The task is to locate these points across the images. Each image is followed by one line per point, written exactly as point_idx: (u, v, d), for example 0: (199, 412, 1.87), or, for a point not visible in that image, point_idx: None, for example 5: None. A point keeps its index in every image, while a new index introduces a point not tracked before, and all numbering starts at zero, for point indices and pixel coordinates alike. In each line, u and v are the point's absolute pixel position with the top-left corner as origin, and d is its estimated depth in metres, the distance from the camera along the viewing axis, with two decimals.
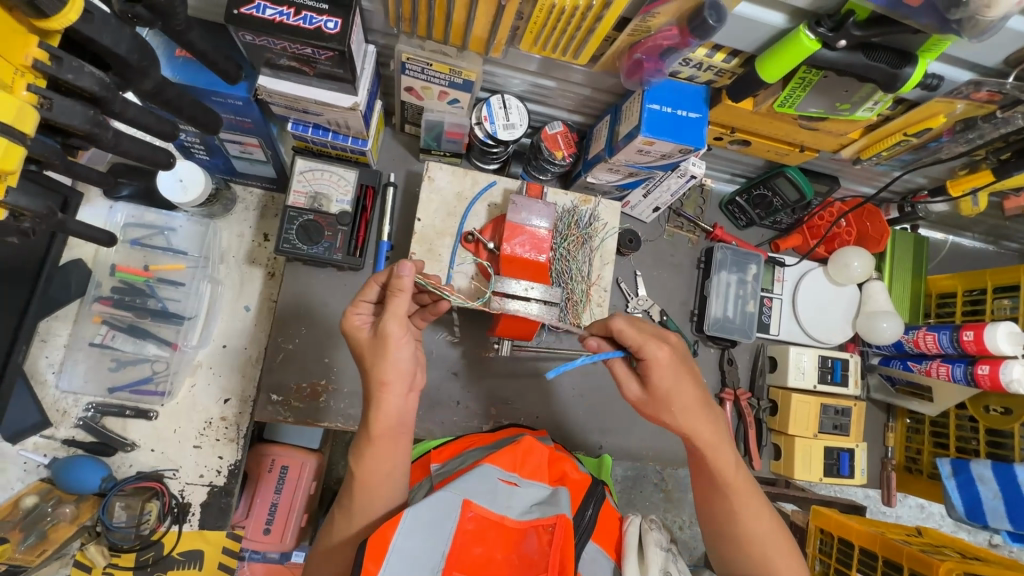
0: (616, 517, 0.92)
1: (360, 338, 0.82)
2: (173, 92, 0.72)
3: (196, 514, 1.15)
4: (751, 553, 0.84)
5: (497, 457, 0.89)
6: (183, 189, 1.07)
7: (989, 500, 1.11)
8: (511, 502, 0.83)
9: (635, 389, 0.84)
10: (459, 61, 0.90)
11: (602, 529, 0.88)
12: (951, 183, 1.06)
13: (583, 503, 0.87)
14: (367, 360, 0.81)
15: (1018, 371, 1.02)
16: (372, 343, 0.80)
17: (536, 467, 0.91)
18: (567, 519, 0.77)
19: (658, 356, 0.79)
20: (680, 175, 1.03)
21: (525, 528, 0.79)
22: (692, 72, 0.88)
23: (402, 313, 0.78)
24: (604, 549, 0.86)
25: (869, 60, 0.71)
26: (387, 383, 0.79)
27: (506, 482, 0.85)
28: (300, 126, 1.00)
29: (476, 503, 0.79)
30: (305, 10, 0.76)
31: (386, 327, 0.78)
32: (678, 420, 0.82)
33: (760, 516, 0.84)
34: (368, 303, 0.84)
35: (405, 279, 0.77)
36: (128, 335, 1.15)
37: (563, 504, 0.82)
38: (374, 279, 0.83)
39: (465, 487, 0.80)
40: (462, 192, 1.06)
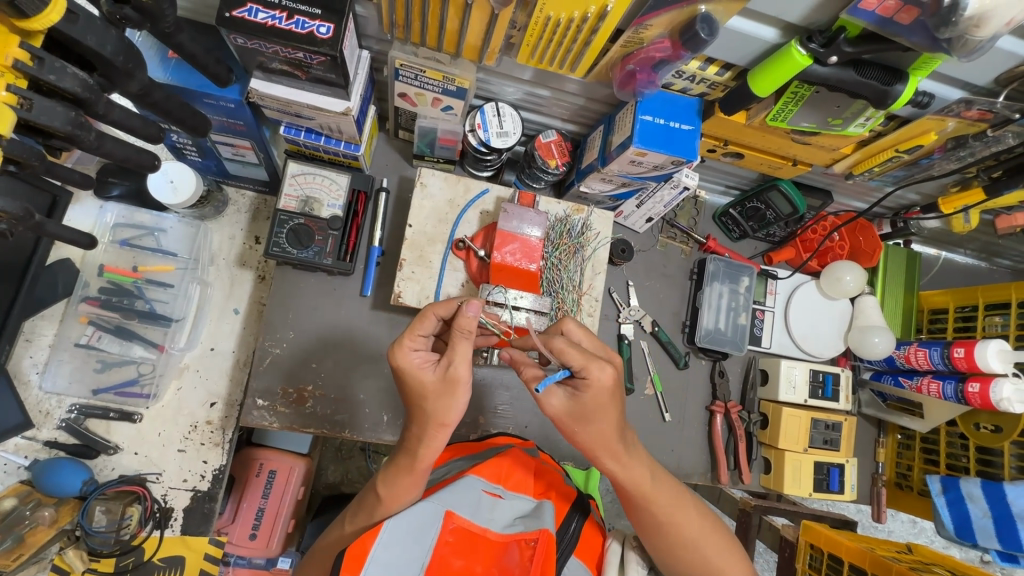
0: (599, 533, 0.91)
1: (418, 381, 0.73)
2: (161, 93, 0.72)
3: (179, 519, 1.14)
4: (696, 556, 0.83)
5: (483, 468, 0.88)
6: (174, 190, 1.06)
7: (979, 520, 1.09)
8: (494, 515, 0.82)
9: (559, 402, 0.74)
10: (452, 68, 0.90)
11: (585, 545, 0.87)
12: (942, 199, 1.06)
13: (568, 515, 0.87)
14: (428, 402, 0.73)
15: (1008, 390, 1.02)
16: (438, 386, 0.73)
17: (521, 481, 0.89)
18: (549, 534, 0.76)
19: (602, 377, 0.70)
20: (673, 186, 1.03)
21: (507, 541, 0.79)
22: (685, 84, 0.88)
23: (470, 355, 0.73)
24: (586, 565, 0.85)
25: (860, 77, 0.71)
26: (447, 425, 0.74)
27: (490, 494, 0.84)
28: (292, 129, 1.00)
29: (459, 515, 0.79)
30: (297, 14, 0.76)
31: (458, 370, 0.72)
32: (598, 430, 0.74)
33: (691, 518, 0.82)
34: (422, 337, 0.75)
35: (469, 319, 0.71)
36: (115, 336, 1.14)
37: (546, 518, 0.80)
38: (431, 313, 0.75)
39: (448, 499, 0.80)
40: (454, 200, 1.05)
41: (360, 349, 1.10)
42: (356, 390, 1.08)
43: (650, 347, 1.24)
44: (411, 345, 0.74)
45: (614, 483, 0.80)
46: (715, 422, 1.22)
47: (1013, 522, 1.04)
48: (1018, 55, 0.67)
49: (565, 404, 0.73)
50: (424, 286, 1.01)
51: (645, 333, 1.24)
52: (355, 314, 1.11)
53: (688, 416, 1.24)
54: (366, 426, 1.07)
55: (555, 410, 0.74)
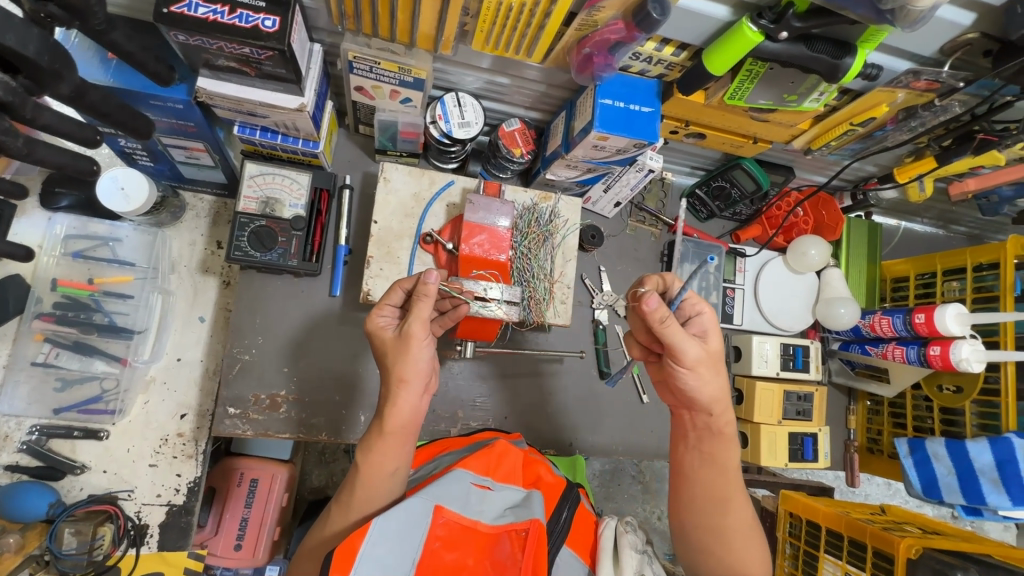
0: (591, 521, 0.93)
1: (382, 339, 0.82)
2: (98, 95, 0.68)
3: (155, 535, 1.11)
4: (728, 545, 0.85)
5: (471, 461, 0.88)
6: (125, 197, 1.02)
7: (944, 477, 1.10)
8: (484, 507, 0.83)
9: (697, 351, 0.80)
10: (407, 59, 0.87)
11: (577, 534, 0.89)
12: (897, 169, 1.07)
13: (558, 505, 0.88)
14: (389, 358, 0.81)
15: (967, 350, 1.06)
16: (395, 345, 0.80)
17: (510, 472, 0.90)
18: (540, 524, 0.77)
19: (708, 319, 0.85)
20: (638, 169, 1.05)
21: (498, 533, 0.79)
22: (643, 66, 0.88)
23: (426, 315, 0.79)
24: (579, 555, 0.86)
25: (811, 52, 0.71)
26: (406, 381, 0.80)
27: (479, 486, 0.84)
28: (246, 129, 0.97)
29: (448, 509, 0.79)
30: (240, 8, 0.73)
31: (409, 328, 0.79)
32: (718, 380, 0.84)
33: (741, 507, 0.86)
34: (394, 306, 0.85)
35: (429, 284, 0.77)
36: (73, 352, 1.09)
37: (537, 508, 0.81)
38: (399, 285, 0.84)
39: (437, 492, 0.79)
40: (420, 193, 1.04)
41: (332, 350, 1.08)
42: (331, 392, 1.07)
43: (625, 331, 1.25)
44: (382, 311, 0.85)
45: (713, 445, 0.87)
46: None
47: (975, 478, 1.06)
48: (961, 24, 0.69)
49: (701, 352, 0.81)
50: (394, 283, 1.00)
51: (620, 317, 1.25)
52: (325, 316, 1.08)
53: None
54: (343, 427, 1.06)
55: (695, 356, 0.80)
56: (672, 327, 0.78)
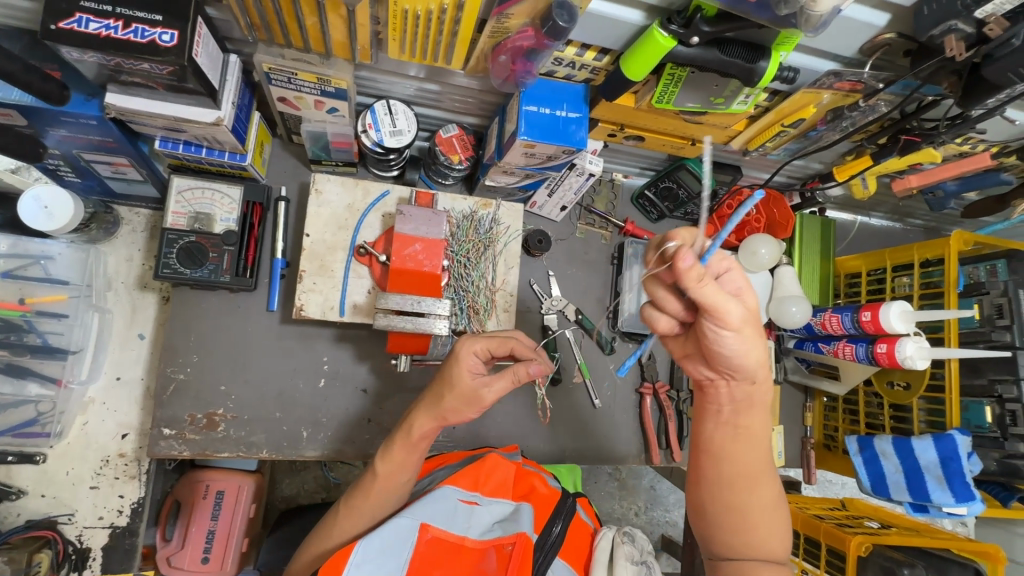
0: (587, 531, 0.92)
1: (462, 375, 0.78)
2: None
3: (98, 558, 1.10)
4: (750, 527, 0.73)
5: (459, 478, 0.88)
6: (48, 216, 0.99)
7: (892, 474, 1.10)
8: (472, 522, 0.83)
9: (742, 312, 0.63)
10: (326, 69, 0.84)
11: (571, 545, 0.88)
12: (837, 167, 1.06)
13: (551, 518, 0.87)
14: (449, 397, 0.79)
15: (912, 347, 1.05)
16: (464, 394, 0.79)
17: (499, 484, 0.90)
18: (526, 539, 0.78)
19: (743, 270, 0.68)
20: (578, 173, 1.05)
21: (485, 547, 0.80)
22: (568, 71, 0.86)
23: (500, 395, 0.80)
24: (571, 564, 0.86)
25: (724, 56, 0.70)
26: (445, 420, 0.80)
27: (466, 502, 0.85)
28: (169, 143, 0.94)
29: (434, 526, 0.79)
30: (135, 22, 0.70)
31: (485, 394, 0.79)
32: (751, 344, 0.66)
33: (769, 485, 0.74)
34: (488, 349, 0.82)
35: (528, 372, 0.78)
36: (4, 376, 1.03)
37: (524, 522, 0.82)
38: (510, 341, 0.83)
39: (423, 511, 0.80)
40: (354, 204, 1.01)
41: (271, 366, 1.06)
42: (272, 408, 1.05)
43: (576, 336, 1.24)
44: (475, 349, 0.81)
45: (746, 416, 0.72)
46: (645, 403, 1.24)
47: (921, 475, 1.06)
48: (874, 25, 0.67)
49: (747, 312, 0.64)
50: (328, 297, 0.98)
51: (570, 322, 1.24)
52: (262, 331, 1.06)
53: (619, 400, 1.25)
54: (284, 444, 1.04)
55: (740, 315, 0.63)
56: (707, 287, 0.60)
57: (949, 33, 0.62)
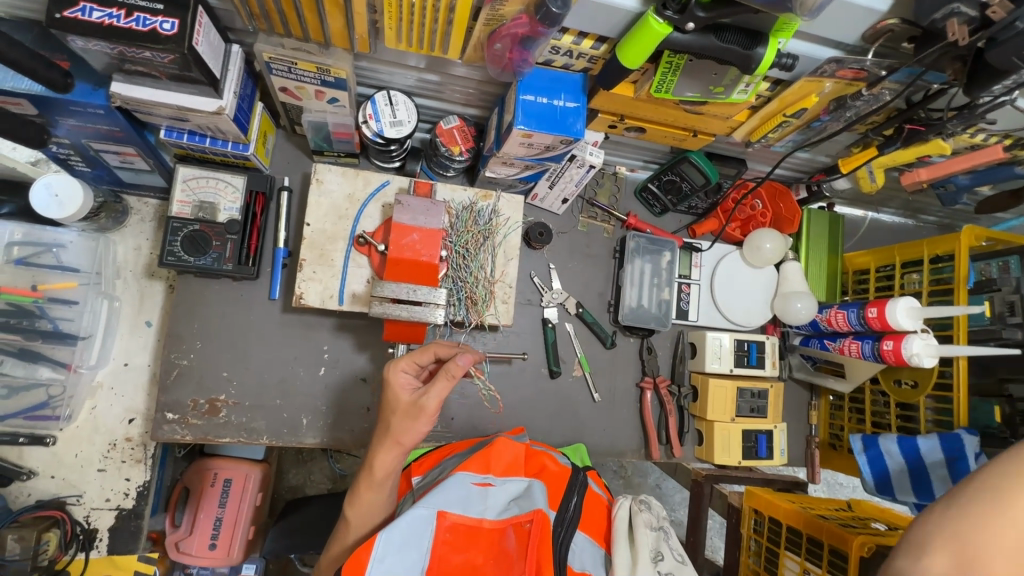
0: (603, 503, 0.93)
1: (397, 393, 0.81)
2: None
3: (104, 539, 1.13)
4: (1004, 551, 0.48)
5: (469, 463, 0.88)
6: (59, 204, 1.01)
7: (897, 474, 1.07)
8: (488, 503, 0.84)
9: None
10: (325, 58, 0.85)
11: (589, 518, 0.89)
12: (842, 159, 1.04)
13: (566, 493, 0.88)
14: (395, 418, 0.81)
15: (919, 345, 1.03)
16: (406, 410, 0.80)
17: (510, 464, 0.90)
18: (543, 515, 0.79)
19: None
20: (579, 165, 1.05)
21: (503, 526, 0.81)
22: (566, 60, 0.85)
23: (443, 397, 0.80)
24: (592, 537, 0.87)
25: (721, 42, 0.69)
26: (401, 444, 0.81)
27: (480, 485, 0.86)
28: (174, 133, 0.96)
29: (451, 512, 0.81)
30: (137, 11, 0.72)
31: (425, 400, 0.79)
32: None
33: None
34: (417, 364, 0.85)
35: (457, 366, 0.79)
36: (19, 359, 1.07)
37: (538, 498, 0.83)
38: (433, 348, 0.85)
39: (438, 500, 0.81)
40: (354, 194, 1.02)
41: (273, 354, 1.07)
42: (272, 396, 1.06)
43: (576, 329, 1.24)
44: (403, 366, 0.83)
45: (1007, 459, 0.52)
46: (645, 398, 1.23)
47: (927, 475, 1.03)
48: (877, 10, 0.66)
49: None
50: (327, 286, 0.99)
51: (570, 315, 1.24)
52: (264, 319, 1.08)
53: (619, 394, 1.25)
54: (285, 430, 1.06)
55: None
56: None
57: (951, 17, 0.60)
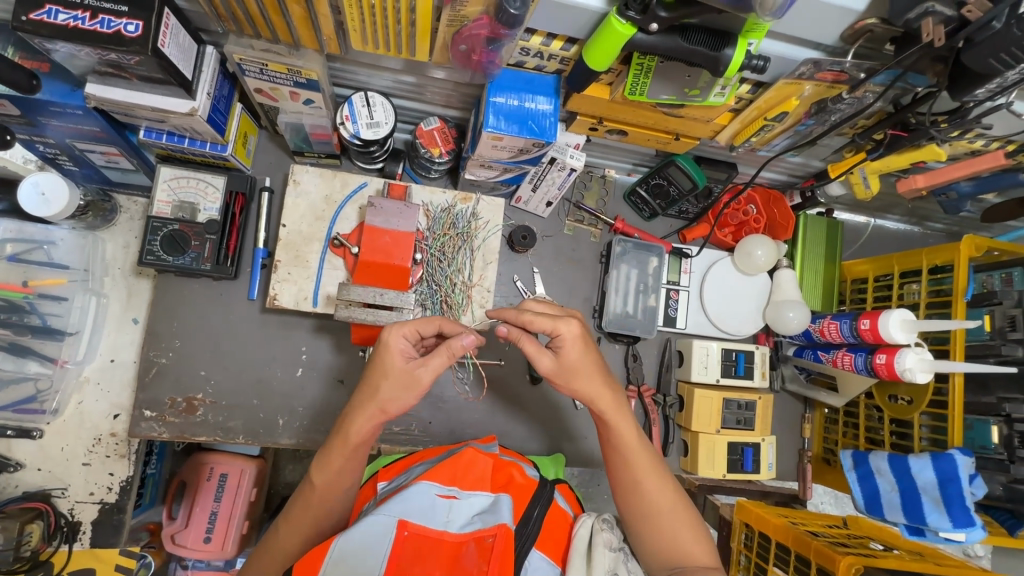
0: (566, 520, 0.90)
1: (393, 359, 0.78)
2: None
3: (88, 532, 1.15)
4: (655, 523, 0.84)
5: (436, 473, 0.86)
6: (45, 203, 1.03)
7: (887, 493, 1.03)
8: (451, 516, 0.81)
9: (546, 359, 0.81)
10: (295, 60, 0.85)
11: (548, 536, 0.86)
12: (833, 164, 1.00)
13: (529, 505, 0.87)
14: (386, 383, 0.78)
15: (912, 360, 0.99)
16: (399, 377, 0.78)
17: (478, 478, 0.87)
18: (507, 530, 0.77)
19: (569, 331, 0.80)
20: (560, 168, 1.03)
21: (465, 540, 0.78)
22: (538, 62, 0.84)
23: (439, 373, 0.79)
24: (549, 557, 0.83)
25: (686, 44, 0.66)
26: (387, 412, 0.79)
27: (445, 497, 0.82)
28: (154, 133, 0.96)
29: (412, 522, 0.78)
30: (101, 13, 0.72)
31: (423, 372, 0.78)
32: (582, 384, 0.82)
33: (662, 478, 0.86)
34: (418, 331, 0.81)
35: (460, 346, 0.78)
36: (8, 354, 1.10)
37: (504, 512, 0.80)
38: (439, 320, 0.82)
39: (400, 507, 0.78)
40: (331, 196, 1.02)
41: (251, 354, 1.08)
42: (250, 395, 1.07)
43: None
44: (404, 332, 0.80)
45: (609, 456, 0.87)
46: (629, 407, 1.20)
47: (918, 496, 0.99)
48: (850, 10, 0.63)
49: (552, 362, 0.81)
50: (302, 287, 0.99)
51: None
52: (243, 319, 1.08)
53: None
54: (261, 430, 1.06)
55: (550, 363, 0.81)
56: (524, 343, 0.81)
57: (927, 16, 0.58)
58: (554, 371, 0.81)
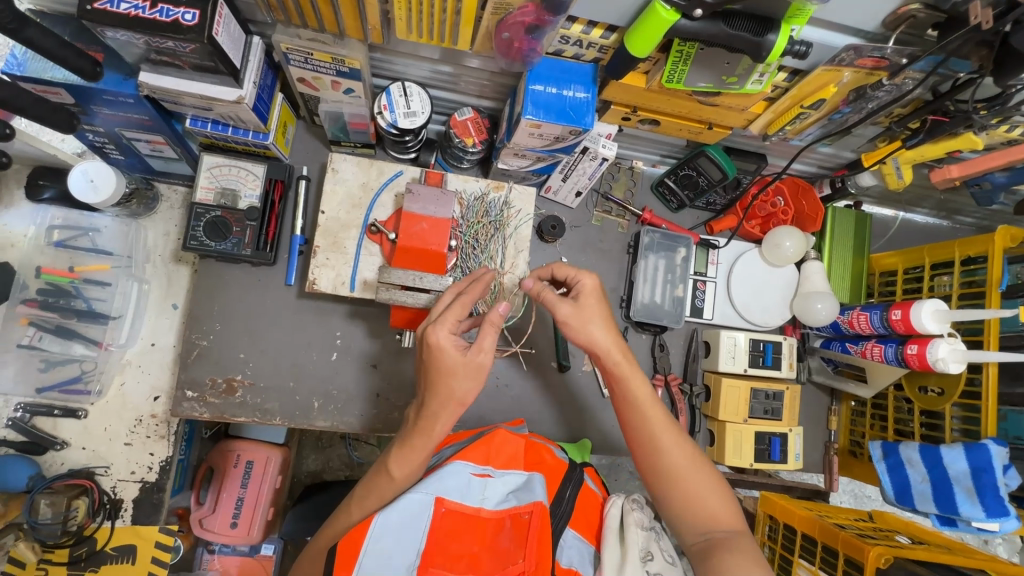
0: (596, 500, 0.93)
1: (452, 358, 0.76)
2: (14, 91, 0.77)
3: (129, 509, 1.19)
4: (675, 482, 0.84)
5: (469, 452, 0.88)
6: (94, 189, 1.06)
7: (918, 484, 1.03)
8: (486, 493, 0.85)
9: (564, 307, 0.83)
10: (339, 49, 0.87)
11: (580, 515, 0.89)
12: (866, 154, 1.01)
13: (562, 485, 0.89)
14: (456, 380, 0.78)
15: (944, 350, 0.99)
16: (466, 370, 0.78)
17: (510, 456, 0.90)
18: (542, 507, 0.79)
19: (586, 283, 0.85)
20: (592, 158, 1.03)
21: (502, 517, 0.82)
22: (576, 50, 0.85)
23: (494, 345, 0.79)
24: (582, 535, 0.87)
25: (730, 29, 0.67)
26: (465, 403, 0.80)
27: (479, 475, 0.86)
28: (199, 122, 0.99)
29: (449, 499, 0.81)
30: (161, 3, 0.75)
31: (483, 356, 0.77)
32: (598, 332, 0.83)
33: (680, 438, 0.86)
34: (455, 321, 0.79)
35: (498, 314, 0.78)
36: (55, 336, 1.16)
37: (538, 489, 0.82)
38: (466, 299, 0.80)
39: (437, 485, 0.82)
40: (368, 183, 1.05)
41: (287, 339, 1.11)
42: (286, 378, 1.10)
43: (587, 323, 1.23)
44: (446, 328, 0.77)
45: (624, 414, 0.87)
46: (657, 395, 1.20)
47: (950, 485, 0.98)
48: None
49: (569, 311, 0.83)
50: (340, 272, 1.01)
51: None
52: (280, 304, 1.11)
53: None
54: (296, 412, 1.09)
55: (567, 313, 0.83)
56: (545, 294, 0.84)
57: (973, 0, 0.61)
58: (570, 320, 0.83)
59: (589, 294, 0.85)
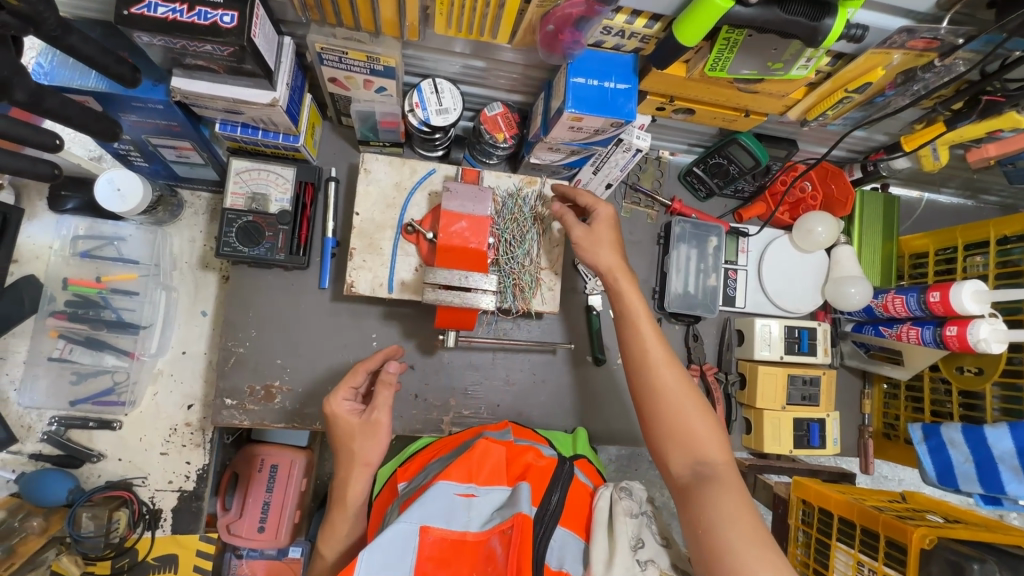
0: (586, 492, 0.90)
1: (347, 419, 0.91)
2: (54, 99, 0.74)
3: (168, 519, 1.19)
4: (660, 401, 0.86)
5: (450, 471, 0.83)
6: (121, 198, 1.04)
7: (961, 465, 1.04)
8: (470, 514, 0.79)
9: (580, 228, 0.96)
10: (375, 47, 0.86)
11: (570, 512, 0.85)
12: (904, 137, 1.00)
13: (548, 489, 0.83)
14: (357, 441, 0.90)
15: (986, 330, 0.98)
16: (361, 431, 0.91)
17: (492, 470, 0.86)
18: (525, 517, 0.72)
19: (602, 211, 0.98)
20: (625, 149, 0.99)
21: (487, 536, 0.75)
22: (617, 41, 0.84)
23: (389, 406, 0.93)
24: (573, 532, 0.83)
25: (786, 15, 0.66)
26: (370, 463, 0.90)
27: (462, 496, 0.80)
28: (228, 126, 0.98)
29: (434, 526, 0.75)
30: (198, 5, 0.73)
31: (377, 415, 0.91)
32: (607, 252, 0.95)
33: (672, 364, 0.88)
34: (352, 388, 0.95)
35: (389, 374, 0.93)
36: (85, 347, 1.14)
37: (522, 502, 0.76)
38: (361, 367, 0.96)
39: (421, 513, 0.75)
40: (401, 182, 1.03)
41: (323, 342, 1.10)
42: (325, 382, 1.09)
43: None
44: (342, 394, 0.93)
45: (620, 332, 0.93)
46: None
47: (995, 466, 0.99)
48: None
49: (584, 232, 0.96)
50: (377, 274, 1.00)
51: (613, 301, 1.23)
52: (313, 308, 1.10)
53: None
54: None
55: (581, 233, 0.96)
56: (567, 217, 0.97)
57: None
58: (585, 239, 0.96)
59: (604, 223, 0.97)
